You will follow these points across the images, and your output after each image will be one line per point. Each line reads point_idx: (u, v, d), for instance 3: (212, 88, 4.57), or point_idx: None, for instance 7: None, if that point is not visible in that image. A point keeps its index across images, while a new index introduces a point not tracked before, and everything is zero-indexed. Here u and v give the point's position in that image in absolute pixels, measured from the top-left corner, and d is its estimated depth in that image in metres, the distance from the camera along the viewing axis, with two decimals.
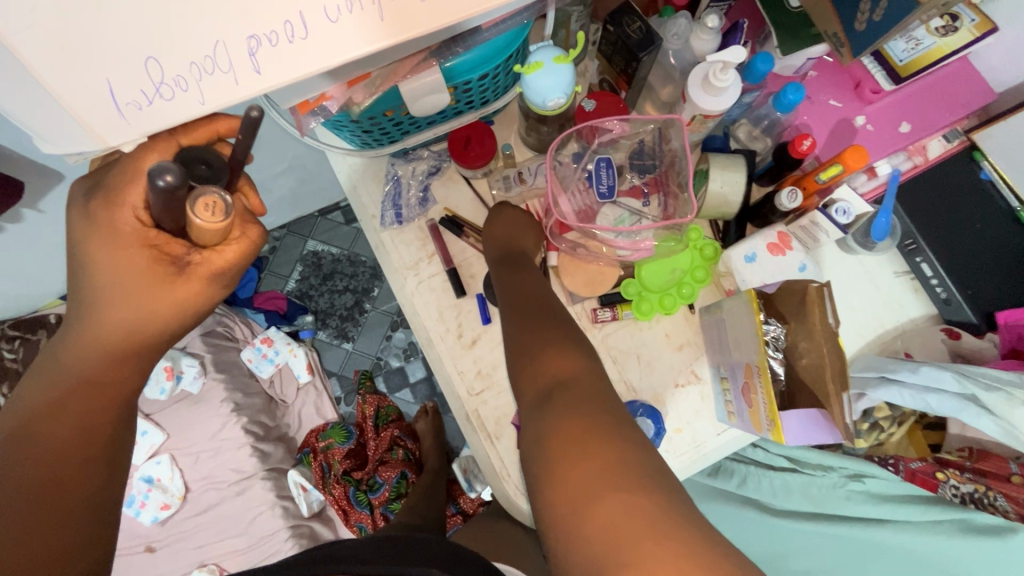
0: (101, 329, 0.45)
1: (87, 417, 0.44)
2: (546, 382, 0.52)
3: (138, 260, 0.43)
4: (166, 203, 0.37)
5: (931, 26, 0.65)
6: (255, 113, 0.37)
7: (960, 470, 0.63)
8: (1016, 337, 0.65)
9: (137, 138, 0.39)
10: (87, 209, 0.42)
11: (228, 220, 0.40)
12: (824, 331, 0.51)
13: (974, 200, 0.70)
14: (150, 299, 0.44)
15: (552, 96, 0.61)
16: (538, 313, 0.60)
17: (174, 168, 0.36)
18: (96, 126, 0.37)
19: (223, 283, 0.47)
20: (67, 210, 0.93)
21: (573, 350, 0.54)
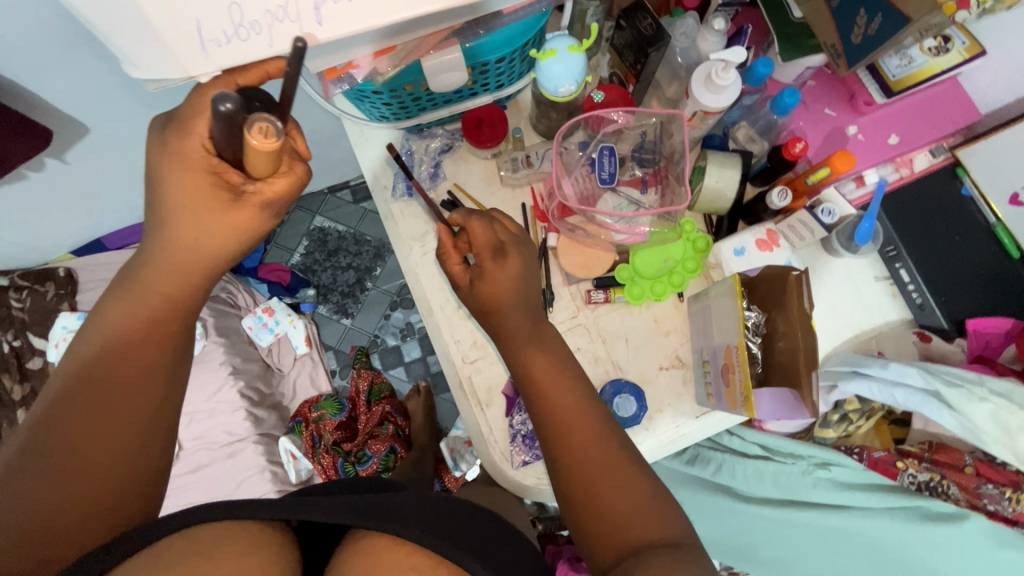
0: (168, 253, 0.48)
1: (152, 338, 0.48)
2: (625, 542, 0.49)
3: (200, 185, 0.46)
4: (227, 129, 0.41)
5: (924, 46, 0.70)
6: (301, 44, 0.37)
7: (919, 459, 0.70)
8: (983, 344, 0.71)
9: (213, 70, 0.43)
10: (162, 138, 0.46)
11: (278, 143, 0.40)
12: (800, 315, 0.54)
13: (956, 212, 0.74)
14: (214, 224, 0.47)
15: (564, 82, 0.65)
16: (596, 444, 0.55)
17: (232, 96, 0.39)
18: (183, 60, 0.42)
19: (274, 212, 0.49)
20: (89, 163, 0.97)
21: (648, 494, 0.51)
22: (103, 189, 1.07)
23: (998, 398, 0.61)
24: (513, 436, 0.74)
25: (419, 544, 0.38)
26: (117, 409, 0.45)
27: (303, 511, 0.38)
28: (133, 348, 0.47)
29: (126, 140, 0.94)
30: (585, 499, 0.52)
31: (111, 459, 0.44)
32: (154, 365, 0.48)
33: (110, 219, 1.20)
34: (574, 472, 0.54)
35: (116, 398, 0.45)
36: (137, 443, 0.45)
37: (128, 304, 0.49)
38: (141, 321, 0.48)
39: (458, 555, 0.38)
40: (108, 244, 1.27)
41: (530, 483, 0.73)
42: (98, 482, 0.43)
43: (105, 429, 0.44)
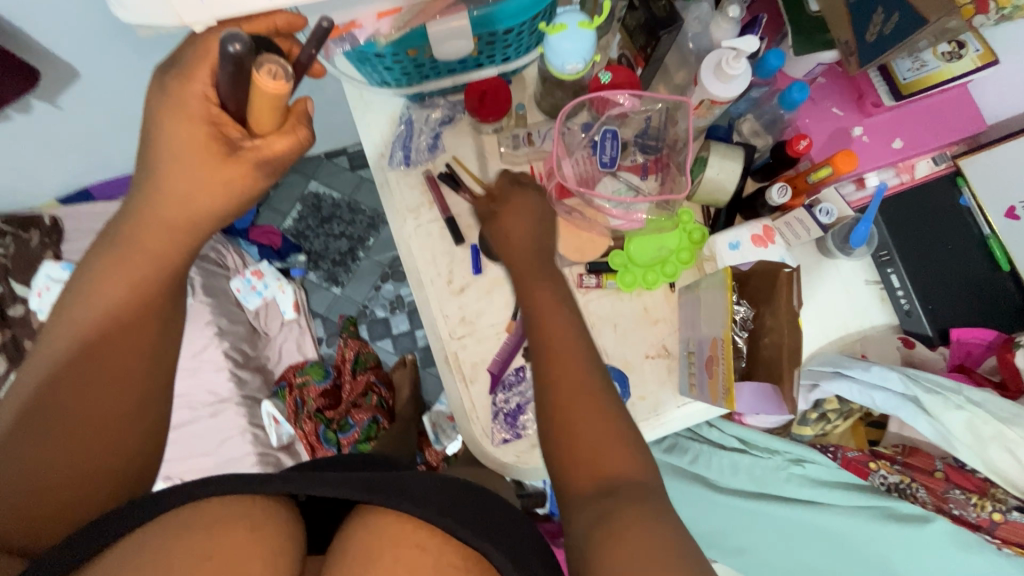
0: (160, 211, 0.47)
1: (141, 303, 0.46)
2: (593, 474, 0.49)
3: (197, 135, 0.44)
4: (235, 79, 0.39)
5: (938, 51, 0.69)
6: (327, 24, 0.42)
7: (891, 462, 0.70)
8: (964, 353, 0.72)
9: (210, 21, 0.45)
10: (162, 83, 0.45)
11: (289, 86, 0.40)
12: (788, 312, 0.54)
13: (952, 222, 0.74)
14: (210, 179, 0.45)
15: (571, 60, 0.63)
16: (587, 380, 0.54)
17: (242, 38, 0.37)
18: (179, 8, 0.43)
19: (270, 173, 0.47)
20: (77, 109, 0.94)
21: (630, 437, 0.51)
22: (95, 137, 1.04)
23: (974, 408, 0.62)
24: (495, 413, 0.74)
25: (424, 521, 0.41)
26: (108, 380, 0.44)
27: (312, 487, 0.41)
28: (122, 315, 0.45)
29: (120, 87, 0.92)
30: (564, 438, 0.51)
31: (104, 429, 0.43)
32: (144, 332, 0.46)
33: (99, 168, 1.17)
34: (561, 410, 0.53)
35: (106, 368, 0.44)
36: (131, 409, 0.45)
37: (114, 266, 0.46)
38: (130, 283, 0.46)
39: (462, 532, 0.41)
40: (97, 195, 1.25)
41: (509, 461, 0.73)
42: (92, 454, 0.43)
43: (96, 401, 0.43)
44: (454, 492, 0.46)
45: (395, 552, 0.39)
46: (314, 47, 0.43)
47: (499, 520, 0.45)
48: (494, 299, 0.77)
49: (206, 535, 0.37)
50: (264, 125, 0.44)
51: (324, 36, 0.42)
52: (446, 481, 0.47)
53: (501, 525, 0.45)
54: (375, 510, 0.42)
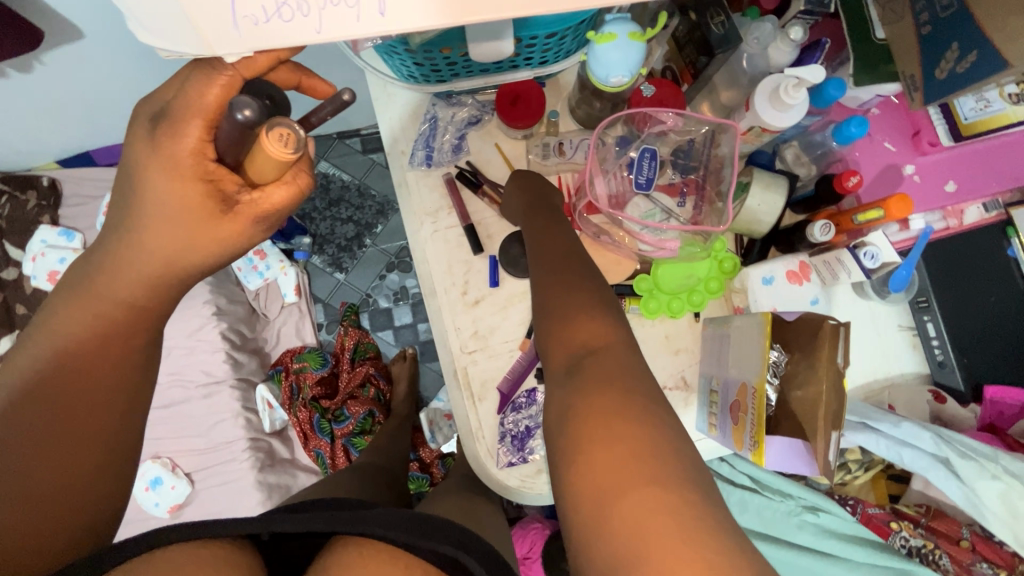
0: (133, 257, 0.44)
1: (108, 343, 0.44)
2: (571, 345, 0.48)
3: (191, 193, 0.42)
4: (240, 137, 0.39)
5: (1004, 91, 0.66)
6: (345, 97, 0.41)
7: (914, 524, 0.69)
8: (996, 412, 0.69)
9: (243, 52, 0.37)
10: (152, 136, 0.41)
11: (295, 153, 0.39)
12: (829, 369, 0.51)
13: (997, 272, 0.70)
14: (199, 234, 0.43)
15: (617, 73, 0.59)
16: (568, 267, 0.56)
17: (251, 104, 0.38)
18: (209, 36, 0.35)
19: (266, 226, 0.45)
20: (82, 72, 0.88)
21: (606, 313, 0.50)
22: (99, 102, 0.99)
23: (1011, 479, 0.59)
24: (502, 435, 0.71)
25: (390, 544, 0.38)
26: (72, 427, 0.42)
27: (274, 524, 0.38)
28: (86, 355, 0.43)
29: (128, 52, 0.86)
30: (552, 325, 0.51)
31: (66, 480, 0.41)
32: (111, 382, 0.43)
33: (102, 134, 1.11)
34: (554, 307, 0.52)
35: (64, 425, 0.41)
36: (100, 457, 0.43)
37: (76, 311, 0.44)
38: (94, 324, 0.44)
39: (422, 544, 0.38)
40: (97, 159, 1.19)
41: (512, 484, 0.70)
42: (51, 502, 0.40)
43: (62, 452, 0.41)
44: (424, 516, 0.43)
45: None
46: (330, 110, 0.43)
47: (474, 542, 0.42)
48: (508, 316, 0.73)
49: None
50: (263, 176, 0.42)
51: (342, 105, 0.42)
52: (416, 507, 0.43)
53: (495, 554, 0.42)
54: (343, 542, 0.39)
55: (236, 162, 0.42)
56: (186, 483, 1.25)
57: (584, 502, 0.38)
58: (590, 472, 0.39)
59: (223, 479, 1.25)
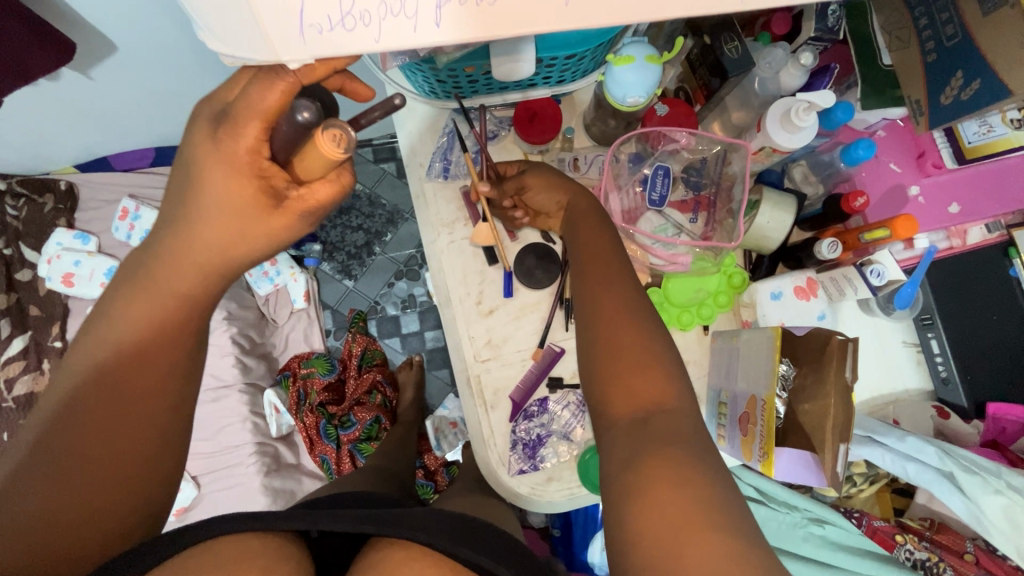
0: (191, 254, 0.44)
1: (153, 355, 0.44)
2: (635, 401, 0.48)
3: (246, 188, 0.42)
4: (294, 137, 0.41)
5: (1007, 116, 0.66)
6: (397, 103, 0.41)
7: (919, 537, 0.70)
8: (998, 429, 0.69)
9: (305, 60, 0.36)
10: (213, 132, 0.42)
11: (346, 153, 0.41)
12: (837, 384, 0.53)
13: (998, 292, 0.72)
14: (249, 228, 0.44)
15: (633, 93, 0.61)
16: (625, 292, 0.56)
17: (311, 106, 0.40)
18: (273, 39, 0.34)
19: (313, 221, 0.46)
20: (108, 81, 0.91)
21: (670, 368, 0.50)
22: (120, 109, 1.01)
23: (1014, 494, 0.60)
24: (513, 442, 0.72)
25: (439, 553, 0.41)
26: (123, 423, 0.42)
27: (325, 522, 0.41)
28: (130, 366, 0.43)
29: (153, 63, 0.89)
30: (613, 368, 0.50)
31: (118, 472, 0.42)
32: (161, 379, 0.44)
33: (122, 140, 1.14)
34: (599, 334, 0.53)
35: (114, 421, 0.42)
36: (150, 450, 0.44)
37: (127, 306, 0.44)
38: (138, 330, 0.44)
39: (466, 554, 0.41)
40: (114, 164, 1.21)
41: (523, 491, 0.71)
42: (105, 492, 0.41)
43: (112, 447, 0.42)
44: (467, 526, 0.46)
45: None
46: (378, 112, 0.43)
47: (507, 550, 0.45)
48: (522, 326, 0.75)
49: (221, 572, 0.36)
50: (311, 172, 0.43)
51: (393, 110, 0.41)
52: (458, 517, 0.47)
53: (520, 557, 0.45)
54: (386, 544, 0.41)
55: (289, 158, 0.43)
56: (192, 486, 1.26)
57: (623, 523, 0.40)
58: (643, 513, 0.39)
59: (230, 482, 1.26)
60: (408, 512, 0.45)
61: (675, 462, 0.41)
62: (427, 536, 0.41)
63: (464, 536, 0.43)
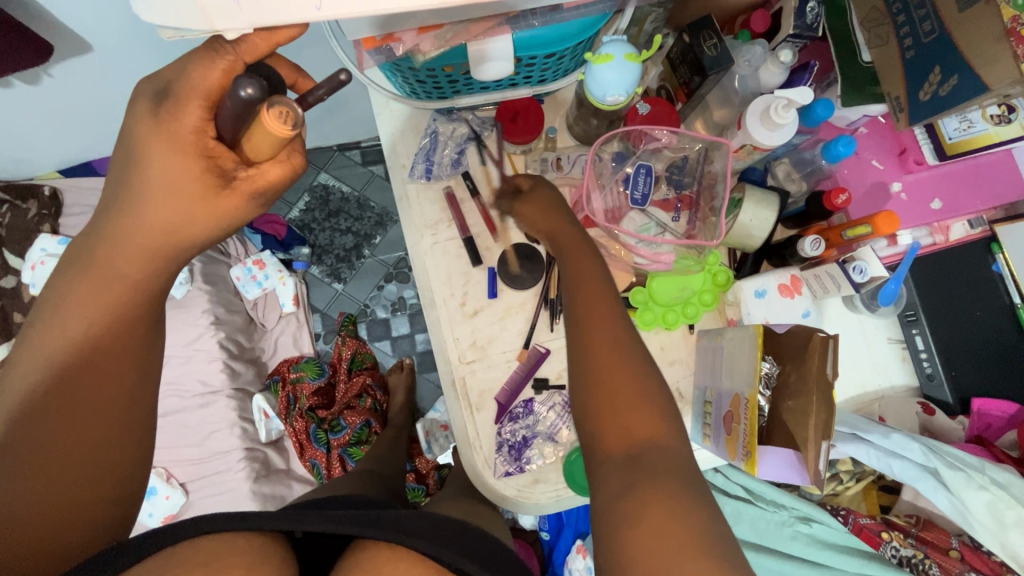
0: (156, 243, 0.46)
1: (109, 373, 0.44)
2: (627, 439, 0.47)
3: (191, 168, 0.44)
4: (241, 114, 0.41)
5: (987, 113, 0.67)
6: (343, 76, 0.42)
7: (905, 534, 0.68)
8: (983, 425, 0.70)
9: (241, 27, 0.40)
10: (155, 112, 0.43)
11: (294, 130, 0.41)
12: (819, 380, 0.52)
13: (982, 288, 0.72)
14: (198, 210, 0.45)
15: (613, 92, 0.61)
16: (613, 328, 0.54)
17: (252, 81, 0.40)
18: (210, 10, 0.38)
19: (263, 202, 0.48)
20: (91, 84, 0.90)
21: (658, 402, 0.49)
22: (101, 114, 1.00)
23: (998, 489, 0.60)
24: (499, 444, 0.71)
25: (423, 556, 0.40)
26: (82, 416, 0.43)
27: (307, 523, 0.40)
28: (87, 385, 0.43)
29: (132, 66, 0.87)
30: (602, 405, 0.50)
31: (84, 465, 0.42)
32: (117, 370, 0.45)
33: (105, 145, 1.13)
34: (587, 367, 0.53)
35: (72, 415, 0.42)
36: (113, 439, 0.44)
37: (80, 303, 0.45)
38: (94, 327, 0.44)
39: (448, 557, 0.40)
40: (98, 169, 1.20)
41: (509, 494, 0.71)
42: (72, 487, 0.42)
43: (75, 441, 0.42)
44: (450, 528, 0.45)
45: None
46: (325, 90, 0.44)
47: (486, 549, 0.45)
48: (507, 327, 0.75)
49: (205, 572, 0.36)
50: (259, 154, 0.44)
51: (339, 86, 0.43)
52: (440, 520, 0.46)
53: (500, 558, 0.45)
54: (374, 548, 0.41)
55: (235, 139, 0.44)
56: (180, 493, 1.25)
57: (615, 546, 0.40)
58: (636, 543, 0.38)
59: (218, 489, 1.25)
60: (393, 513, 0.45)
61: (667, 494, 0.41)
62: (414, 541, 0.40)
63: (446, 538, 0.43)
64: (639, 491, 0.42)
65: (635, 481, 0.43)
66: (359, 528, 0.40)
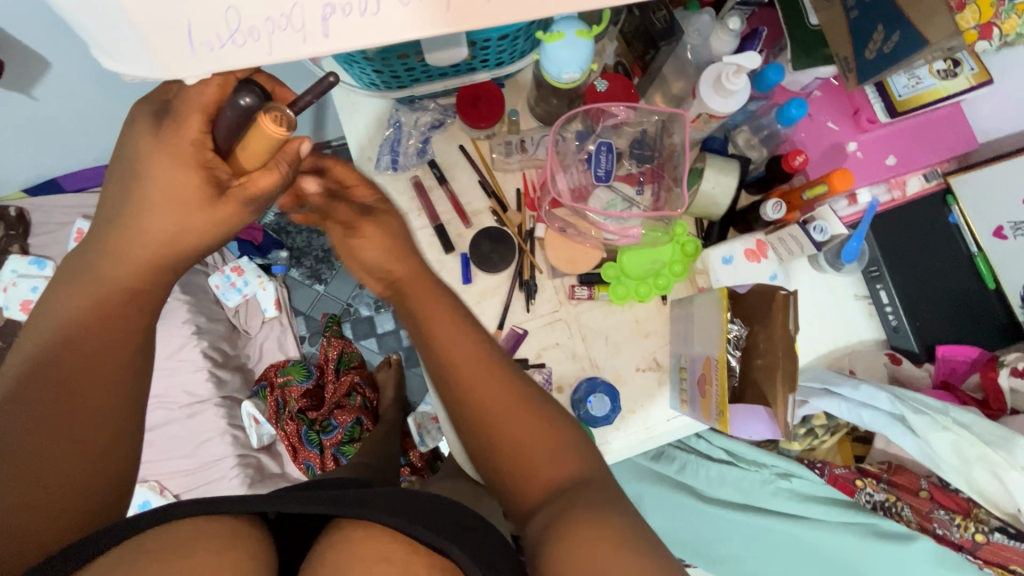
0: (134, 245, 0.45)
1: (100, 374, 0.44)
2: (536, 485, 0.46)
3: (190, 179, 0.44)
4: (238, 125, 0.42)
5: (933, 68, 0.70)
6: (333, 79, 0.43)
7: (877, 480, 0.72)
8: (948, 371, 0.72)
9: (203, 74, 0.36)
10: (157, 132, 0.44)
11: (291, 132, 0.42)
12: (784, 337, 0.54)
13: (940, 239, 0.75)
14: (188, 218, 0.45)
15: (569, 69, 0.62)
16: (491, 374, 0.52)
17: (252, 90, 0.41)
18: (166, 57, 0.34)
19: (256, 210, 0.47)
20: (48, 100, 0.88)
21: (557, 440, 0.49)
22: (60, 130, 0.98)
23: (961, 429, 0.63)
24: None
25: (396, 530, 0.40)
26: (67, 414, 0.42)
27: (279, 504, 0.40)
28: (76, 383, 0.43)
29: (87, 78, 0.86)
30: (503, 460, 0.48)
31: (66, 464, 0.41)
32: (108, 370, 0.44)
33: (69, 161, 1.11)
34: (474, 419, 0.51)
35: (56, 410, 0.42)
36: (100, 439, 0.43)
37: (74, 301, 0.45)
38: (79, 324, 0.44)
39: (421, 533, 0.40)
40: (65, 186, 1.18)
41: None
42: (56, 485, 0.40)
43: (59, 438, 0.41)
44: (435, 505, 0.45)
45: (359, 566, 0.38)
46: (315, 95, 0.43)
47: (472, 522, 0.45)
48: (484, 311, 0.75)
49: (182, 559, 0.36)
50: (251, 161, 0.44)
51: (329, 88, 0.43)
52: (424, 494, 0.47)
53: (478, 528, 0.45)
54: (348, 525, 0.41)
55: (231, 149, 0.44)
56: None
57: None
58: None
59: None
60: (376, 492, 0.45)
61: (599, 519, 0.40)
62: (383, 516, 0.41)
63: (424, 513, 0.43)
64: (565, 528, 0.40)
65: (557, 515, 0.42)
66: (330, 506, 0.41)
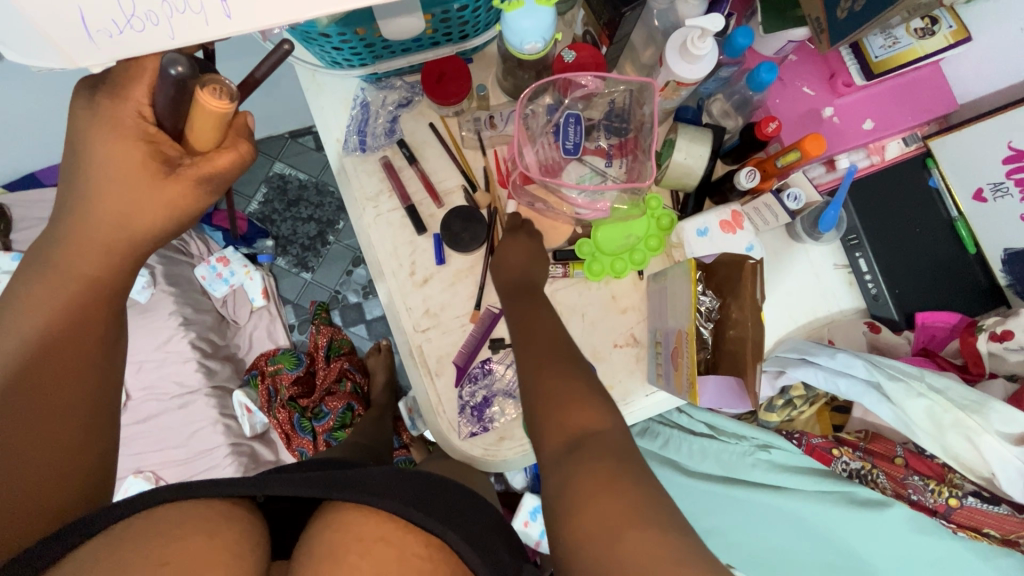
0: (92, 231, 0.45)
1: (72, 365, 0.44)
2: (565, 430, 0.47)
3: (133, 154, 0.43)
4: (174, 99, 0.41)
5: (911, 27, 0.68)
6: (286, 46, 0.43)
7: (854, 448, 0.73)
8: (928, 337, 0.71)
9: (106, 61, 0.40)
10: (97, 111, 0.43)
11: (233, 104, 0.41)
12: (751, 304, 0.54)
13: (921, 204, 0.73)
14: (146, 200, 0.44)
15: (530, 39, 0.60)
16: (553, 349, 0.56)
17: (183, 60, 0.39)
18: (65, 46, 0.38)
19: (212, 189, 0.46)
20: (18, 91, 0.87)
21: (593, 395, 0.50)
22: (34, 123, 0.97)
23: (934, 394, 0.63)
24: (461, 407, 0.72)
25: (382, 512, 0.41)
26: (50, 408, 0.43)
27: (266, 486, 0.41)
28: (40, 370, 0.43)
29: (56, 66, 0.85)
30: (545, 411, 0.50)
31: (49, 458, 0.42)
32: (78, 363, 0.45)
33: (46, 154, 1.10)
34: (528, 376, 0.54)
35: (39, 403, 0.42)
36: (79, 434, 0.44)
37: (35, 292, 0.44)
38: (51, 320, 0.44)
39: (415, 514, 0.41)
40: (45, 180, 1.18)
41: (476, 454, 0.71)
42: (37, 476, 0.41)
43: (43, 431, 0.42)
44: (413, 483, 0.46)
45: (362, 545, 0.39)
46: (268, 68, 0.43)
47: (452, 504, 0.46)
48: (459, 291, 0.74)
49: (162, 543, 0.37)
50: (203, 140, 0.44)
51: (283, 59, 0.43)
52: (410, 477, 0.47)
53: (461, 510, 0.46)
54: (340, 504, 0.42)
55: (175, 126, 0.44)
56: None
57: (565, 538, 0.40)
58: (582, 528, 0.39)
59: None
60: (359, 472, 0.46)
61: (613, 477, 0.41)
62: (375, 497, 0.41)
63: (402, 494, 0.43)
64: (579, 477, 0.42)
65: (573, 467, 0.43)
66: (314, 489, 0.41)
